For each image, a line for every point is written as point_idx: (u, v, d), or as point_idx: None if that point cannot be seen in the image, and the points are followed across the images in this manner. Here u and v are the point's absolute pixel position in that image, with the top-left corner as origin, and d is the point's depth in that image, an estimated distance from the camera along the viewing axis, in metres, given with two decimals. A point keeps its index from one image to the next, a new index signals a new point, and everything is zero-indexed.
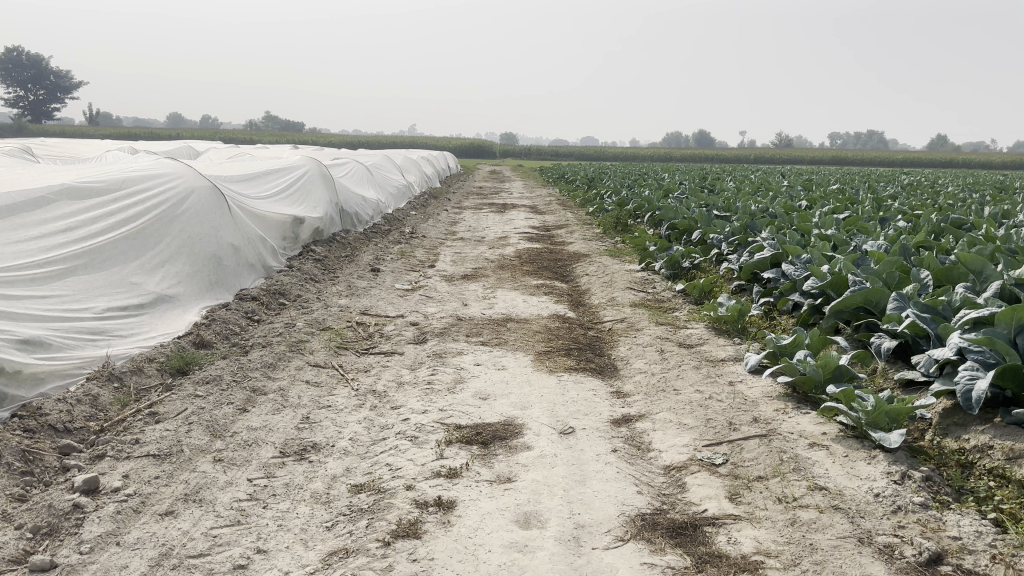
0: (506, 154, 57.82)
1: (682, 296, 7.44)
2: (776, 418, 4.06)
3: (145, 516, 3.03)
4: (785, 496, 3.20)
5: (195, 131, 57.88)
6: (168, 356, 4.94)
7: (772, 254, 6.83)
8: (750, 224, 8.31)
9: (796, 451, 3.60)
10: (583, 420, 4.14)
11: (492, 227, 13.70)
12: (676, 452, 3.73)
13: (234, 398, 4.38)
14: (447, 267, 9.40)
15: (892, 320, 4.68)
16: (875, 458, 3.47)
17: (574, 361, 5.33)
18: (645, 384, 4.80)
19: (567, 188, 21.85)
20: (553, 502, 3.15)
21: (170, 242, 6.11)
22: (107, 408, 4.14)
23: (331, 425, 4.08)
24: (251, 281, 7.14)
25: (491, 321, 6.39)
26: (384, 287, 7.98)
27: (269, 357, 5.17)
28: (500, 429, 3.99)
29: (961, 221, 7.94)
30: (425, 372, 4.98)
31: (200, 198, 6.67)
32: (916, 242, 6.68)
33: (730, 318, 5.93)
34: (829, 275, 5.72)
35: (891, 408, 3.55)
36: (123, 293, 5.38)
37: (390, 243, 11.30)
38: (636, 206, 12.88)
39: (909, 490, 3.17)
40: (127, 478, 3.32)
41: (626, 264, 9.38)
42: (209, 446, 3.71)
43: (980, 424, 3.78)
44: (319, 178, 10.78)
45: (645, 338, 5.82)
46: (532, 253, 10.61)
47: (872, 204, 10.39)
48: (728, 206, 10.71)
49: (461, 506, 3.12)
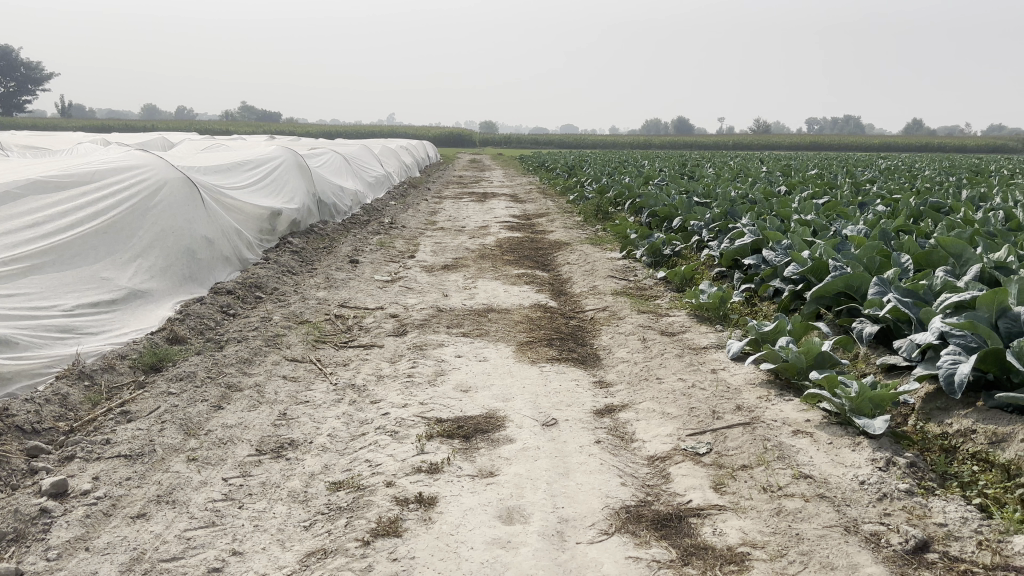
0: (486, 142, 57.51)
1: (663, 284, 7.41)
2: (759, 406, 4.02)
3: (116, 519, 2.94)
4: (770, 485, 3.16)
5: (170, 123, 57.04)
6: (140, 352, 4.83)
7: (752, 240, 6.80)
8: (731, 210, 8.28)
9: (780, 438, 3.56)
10: (566, 411, 4.09)
11: (472, 217, 13.61)
12: (660, 442, 3.69)
13: (209, 395, 4.28)
14: (427, 258, 9.30)
15: (873, 305, 4.66)
16: (860, 444, 3.44)
17: (556, 351, 5.27)
18: (628, 373, 4.76)
19: (547, 176, 21.80)
20: (536, 497, 3.09)
21: (142, 235, 5.97)
22: (77, 407, 4.03)
23: (309, 421, 4.00)
24: (227, 274, 7.02)
25: (472, 312, 6.32)
26: (363, 279, 7.87)
27: (245, 352, 5.07)
28: (482, 422, 3.93)
29: (940, 205, 7.96)
30: (405, 365, 4.91)
31: (172, 189, 6.52)
32: (895, 227, 6.68)
33: (712, 305, 5.89)
34: (809, 261, 5.69)
35: (874, 394, 3.52)
36: (93, 289, 5.26)
37: (369, 234, 11.18)
38: (616, 193, 12.85)
39: (894, 477, 3.14)
40: (97, 480, 3.23)
41: (607, 252, 9.32)
42: (183, 445, 3.62)
43: (963, 408, 3.77)
44: (295, 169, 10.63)
45: (628, 326, 5.78)
46: (513, 242, 10.55)
47: (850, 189, 10.44)
48: (708, 192, 10.69)
49: (442, 502, 3.05)
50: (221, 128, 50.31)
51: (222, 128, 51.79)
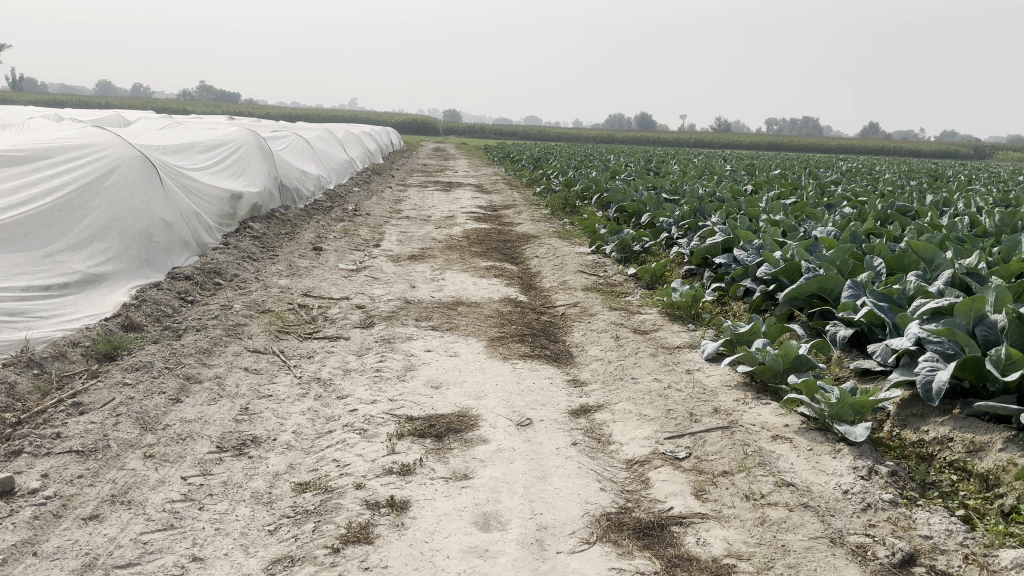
0: (450, 131, 57.15)
1: (633, 280, 7.33)
2: (737, 409, 3.96)
3: (67, 521, 2.76)
4: (752, 492, 3.09)
5: (126, 101, 55.32)
6: (94, 339, 4.60)
7: (723, 239, 6.74)
8: (700, 208, 8.22)
9: (760, 444, 3.50)
10: (541, 411, 3.98)
11: (438, 206, 13.40)
12: (637, 446, 3.60)
13: (166, 387, 4.08)
14: (393, 247, 9.12)
15: (848, 309, 4.62)
16: (840, 452, 3.39)
17: (528, 347, 5.16)
18: (602, 372, 4.67)
19: (513, 167, 21.69)
20: (513, 502, 2.98)
21: (99, 215, 5.72)
22: (25, 398, 3.81)
23: (273, 417, 3.83)
24: (185, 259, 6.77)
25: (441, 305, 6.18)
26: (327, 267, 7.67)
27: (205, 342, 4.86)
28: (454, 421, 3.80)
29: (907, 209, 8.00)
30: (373, 358, 4.75)
31: (130, 168, 6.25)
32: (866, 229, 6.67)
33: (684, 304, 5.81)
34: (782, 261, 5.63)
35: (855, 401, 3.45)
36: (45, 270, 5.01)
37: (332, 221, 10.94)
38: (583, 187, 12.79)
39: (876, 486, 3.10)
40: (46, 478, 3.03)
41: (576, 247, 9.24)
42: (139, 440, 3.42)
43: (939, 415, 3.73)
44: (256, 152, 10.32)
45: (600, 323, 5.69)
46: (480, 233, 10.41)
47: (815, 190, 10.50)
48: (676, 189, 10.67)
49: (415, 506, 2.92)
50: (181, 108, 48.93)
51: (178, 107, 50.68)
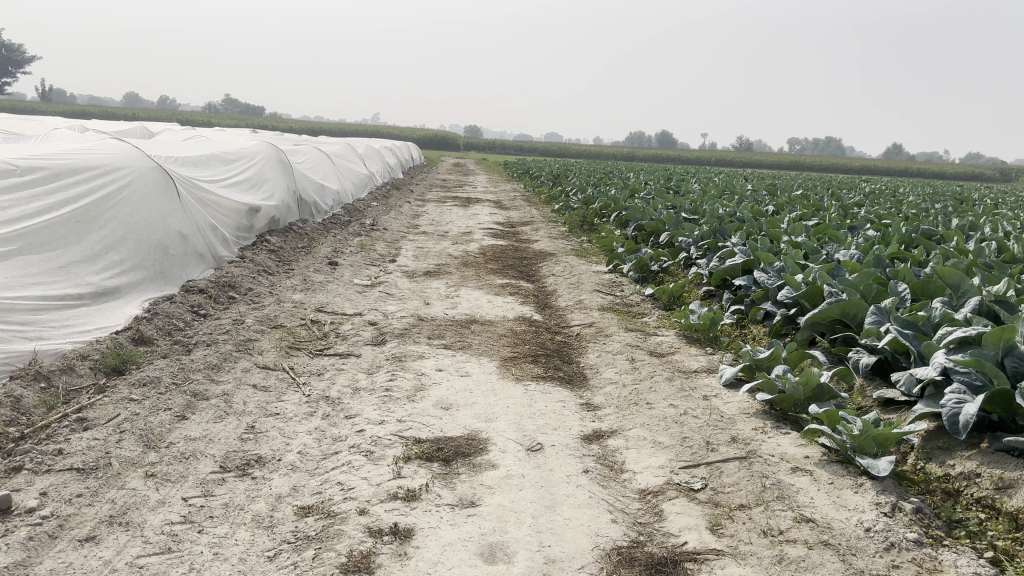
0: (470, 146, 57.37)
1: (650, 301, 7.22)
2: (755, 438, 3.84)
3: (63, 543, 2.69)
4: (770, 528, 2.97)
5: (150, 113, 55.95)
6: (103, 353, 4.57)
7: (743, 261, 6.61)
8: (720, 228, 8.08)
9: (778, 476, 3.38)
10: (552, 436, 3.87)
11: (456, 222, 13.35)
12: (651, 475, 3.49)
13: (173, 404, 4.02)
14: (409, 263, 9.06)
15: (871, 335, 4.48)
16: (863, 487, 3.26)
17: (541, 369, 5.06)
18: (616, 397, 4.56)
19: (532, 184, 21.66)
20: (521, 532, 2.88)
21: (114, 227, 5.70)
22: (30, 412, 3.76)
23: (278, 436, 3.76)
24: (199, 271, 6.74)
25: (455, 323, 6.10)
26: (342, 282, 7.61)
27: (214, 357, 4.81)
28: (463, 444, 3.71)
29: (931, 233, 7.82)
30: (383, 377, 4.67)
31: (145, 180, 6.24)
32: (889, 253, 6.52)
33: (703, 327, 5.68)
34: (803, 285, 5.49)
35: (878, 433, 3.32)
36: (59, 282, 4.97)
37: (349, 235, 10.93)
38: (602, 205, 12.70)
39: (900, 524, 2.97)
40: (44, 496, 2.97)
41: (593, 265, 9.14)
42: (141, 458, 3.36)
43: (966, 449, 3.58)
44: (274, 165, 10.33)
45: (615, 345, 5.58)
46: (497, 250, 10.34)
47: (837, 212, 10.33)
48: (695, 208, 10.56)
49: (419, 535, 2.83)
50: (206, 121, 49.39)
51: (201, 119, 51.29)
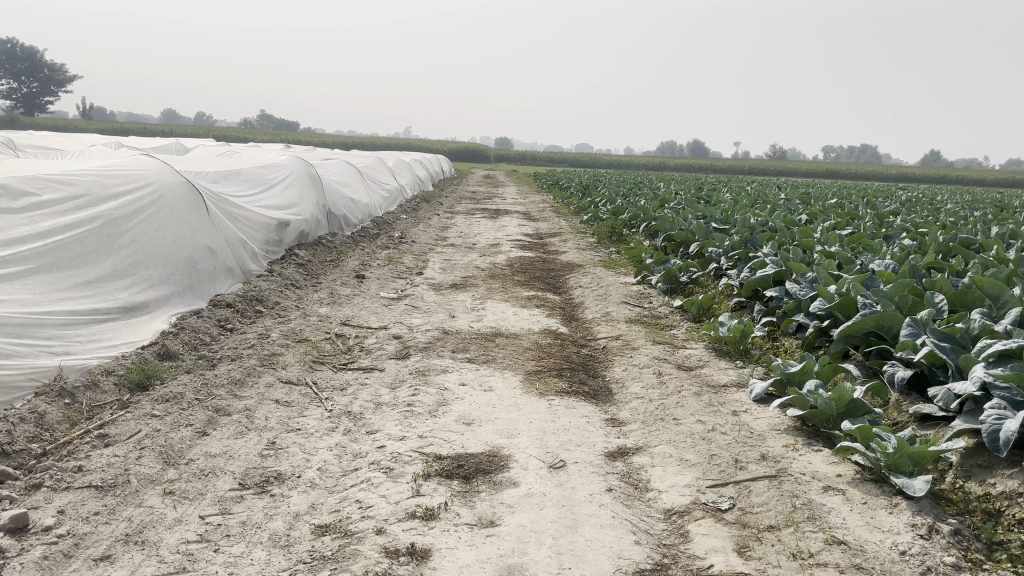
0: (500, 157, 57.56)
1: (680, 313, 7.09)
2: (786, 456, 3.72)
3: (78, 562, 2.67)
4: (800, 551, 2.86)
5: (186, 129, 56.89)
6: (127, 368, 4.58)
7: (775, 271, 6.46)
8: (751, 238, 7.93)
9: (810, 496, 3.26)
10: (576, 452, 3.79)
11: (484, 234, 13.32)
12: (677, 494, 3.39)
13: (194, 420, 4.01)
14: (436, 275, 9.04)
15: (906, 348, 4.33)
16: (898, 507, 3.13)
17: (566, 383, 4.98)
18: (642, 412, 4.47)
19: (562, 194, 21.59)
20: (541, 554, 2.80)
21: (143, 242, 5.74)
22: (54, 428, 3.77)
23: (299, 452, 3.73)
24: (227, 286, 6.77)
25: (480, 336, 6.04)
26: (368, 295, 7.60)
27: (238, 372, 4.81)
28: (484, 461, 3.64)
29: (970, 242, 7.59)
30: (406, 392, 4.62)
31: (174, 196, 6.29)
32: (926, 262, 6.33)
33: (732, 339, 5.55)
34: (837, 296, 5.34)
35: (914, 451, 3.19)
36: (87, 297, 5.01)
37: (378, 248, 10.94)
38: (631, 216, 12.58)
39: (937, 547, 2.84)
40: (62, 514, 2.96)
41: (621, 276, 9.04)
42: (160, 475, 3.35)
43: (1007, 467, 3.42)
44: (303, 179, 10.39)
45: (642, 358, 5.48)
46: (524, 262, 10.28)
47: (873, 221, 10.11)
48: (726, 218, 10.40)
49: (436, 556, 2.77)
50: (240, 137, 50.07)
51: (235, 134, 52.06)
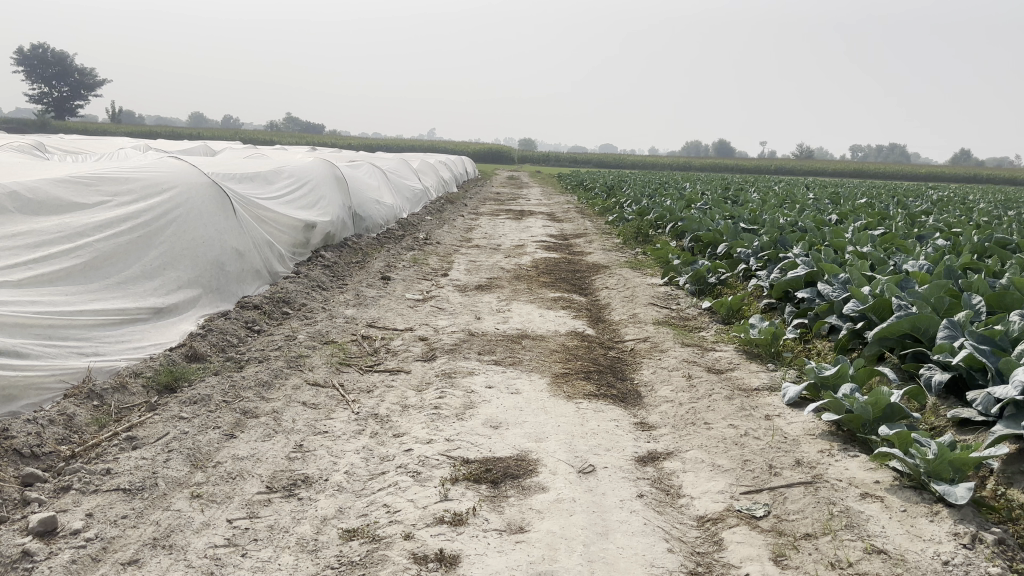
0: (524, 158, 57.54)
1: (708, 315, 7.00)
2: (822, 462, 3.63)
3: (106, 566, 2.66)
4: (838, 560, 2.78)
5: (212, 131, 57.46)
6: (155, 370, 4.60)
7: (806, 272, 6.34)
8: (780, 239, 7.80)
9: (847, 503, 3.18)
10: (605, 457, 3.73)
11: (509, 235, 13.27)
12: (710, 500, 3.32)
13: (222, 422, 4.00)
14: (461, 277, 9.00)
15: (944, 351, 4.20)
16: (939, 515, 3.03)
17: (593, 386, 4.92)
18: (673, 416, 4.40)
19: (586, 195, 21.52)
20: (571, 562, 2.74)
21: (172, 243, 5.78)
22: (83, 430, 3.78)
23: (326, 455, 3.70)
24: (255, 288, 6.78)
25: (506, 338, 5.99)
26: (394, 297, 7.59)
27: (265, 374, 4.80)
28: (512, 465, 3.60)
29: (1007, 241, 7.41)
30: (432, 395, 4.59)
31: (201, 196, 6.32)
32: (963, 263, 6.19)
33: (764, 342, 5.45)
34: (871, 298, 5.22)
35: (955, 457, 3.09)
36: (116, 298, 5.03)
37: (403, 249, 10.94)
38: (657, 216, 12.46)
39: (981, 557, 2.75)
40: (90, 518, 2.96)
41: (647, 277, 8.96)
42: (187, 479, 3.34)
43: None
44: (329, 181, 10.42)
45: (671, 361, 5.41)
46: (550, 263, 10.22)
47: (906, 221, 9.93)
48: (754, 219, 10.26)
49: (465, 563, 2.72)
50: (266, 139, 50.61)
51: (260, 136, 52.55)
